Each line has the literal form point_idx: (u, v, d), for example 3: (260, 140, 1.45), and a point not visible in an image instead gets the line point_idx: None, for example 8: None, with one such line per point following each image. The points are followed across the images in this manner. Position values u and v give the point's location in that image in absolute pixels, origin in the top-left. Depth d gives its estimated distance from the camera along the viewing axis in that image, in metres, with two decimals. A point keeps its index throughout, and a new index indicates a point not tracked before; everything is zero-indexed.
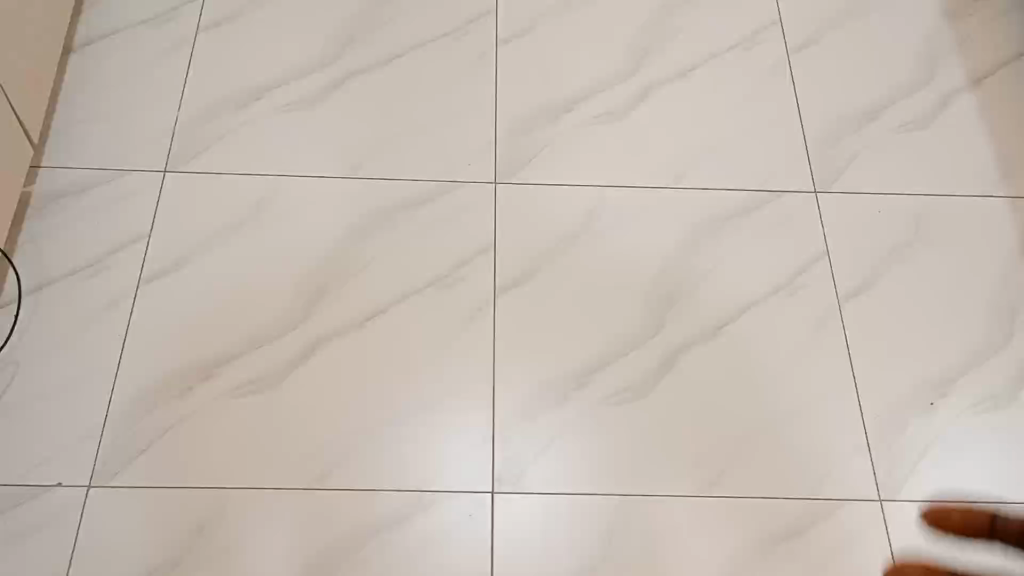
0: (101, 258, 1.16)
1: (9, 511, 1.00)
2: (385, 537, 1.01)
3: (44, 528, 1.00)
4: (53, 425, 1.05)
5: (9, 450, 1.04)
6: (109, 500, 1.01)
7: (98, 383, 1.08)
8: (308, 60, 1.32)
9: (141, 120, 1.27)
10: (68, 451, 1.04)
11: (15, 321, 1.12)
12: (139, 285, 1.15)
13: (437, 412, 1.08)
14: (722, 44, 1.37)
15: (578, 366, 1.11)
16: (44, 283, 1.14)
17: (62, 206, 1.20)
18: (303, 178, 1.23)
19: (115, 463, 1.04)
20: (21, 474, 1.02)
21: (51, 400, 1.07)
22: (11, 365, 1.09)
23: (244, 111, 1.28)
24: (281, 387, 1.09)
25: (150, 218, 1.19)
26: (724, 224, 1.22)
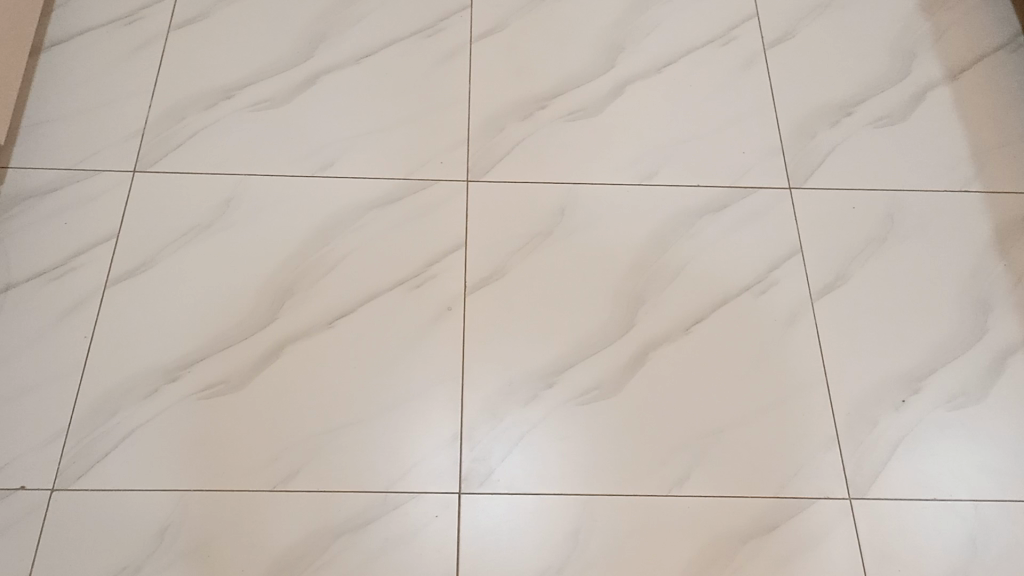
0: (67, 259, 1.16)
1: None
2: (350, 539, 1.00)
3: (7, 531, 0.99)
4: (17, 429, 1.05)
5: None
6: (73, 504, 1.01)
7: (63, 385, 1.07)
8: (280, 58, 1.32)
9: (109, 120, 1.26)
10: (31, 454, 1.03)
11: None
12: (107, 286, 1.14)
13: (404, 412, 1.07)
14: (697, 39, 1.36)
15: (548, 364, 1.10)
16: (10, 285, 1.13)
17: (29, 207, 1.19)
18: (273, 177, 1.22)
19: (79, 467, 1.03)
20: None
21: (15, 403, 1.06)
22: None
23: (215, 111, 1.27)
24: (249, 387, 1.08)
25: (117, 218, 1.19)
26: (697, 221, 1.21)
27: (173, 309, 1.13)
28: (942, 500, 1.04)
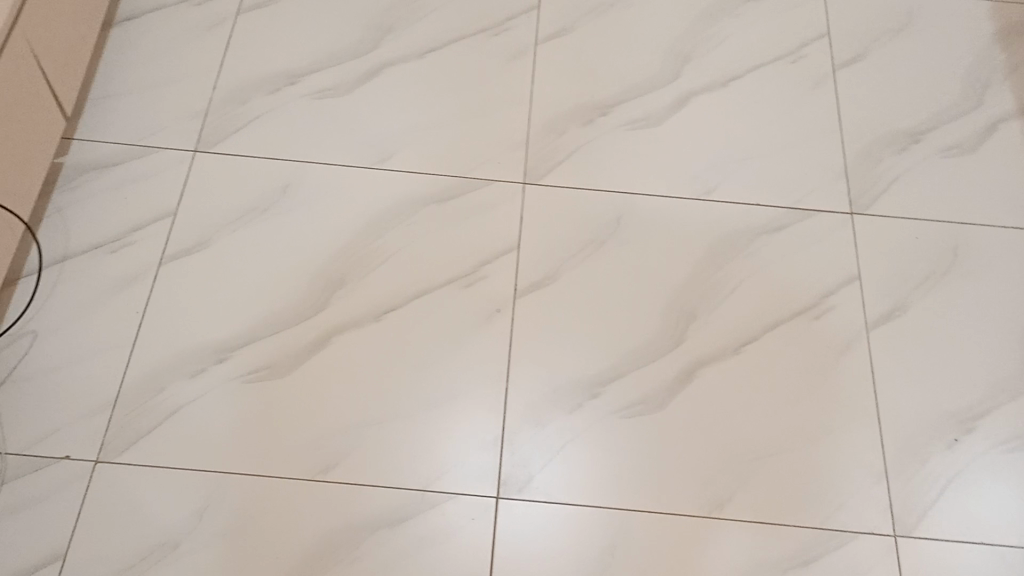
0: (125, 233, 1.17)
1: (17, 481, 1.01)
2: (385, 535, 1.00)
3: (49, 499, 1.00)
4: (65, 398, 1.06)
5: (22, 419, 1.04)
6: (115, 477, 1.02)
7: (113, 358, 1.08)
8: (345, 47, 1.32)
9: (174, 98, 1.27)
10: (77, 424, 1.04)
11: (38, 289, 1.12)
12: (161, 263, 1.15)
13: (446, 411, 1.07)
14: (765, 55, 1.34)
15: (594, 374, 1.09)
16: (68, 255, 1.15)
17: (90, 179, 1.20)
18: (331, 166, 1.23)
19: (123, 440, 1.04)
20: (31, 444, 1.03)
21: (64, 372, 1.07)
22: (29, 334, 1.09)
23: (277, 95, 1.28)
24: (294, 375, 1.08)
25: (176, 196, 1.20)
26: (754, 240, 1.19)
27: (225, 291, 1.13)
28: (989, 545, 1.01)
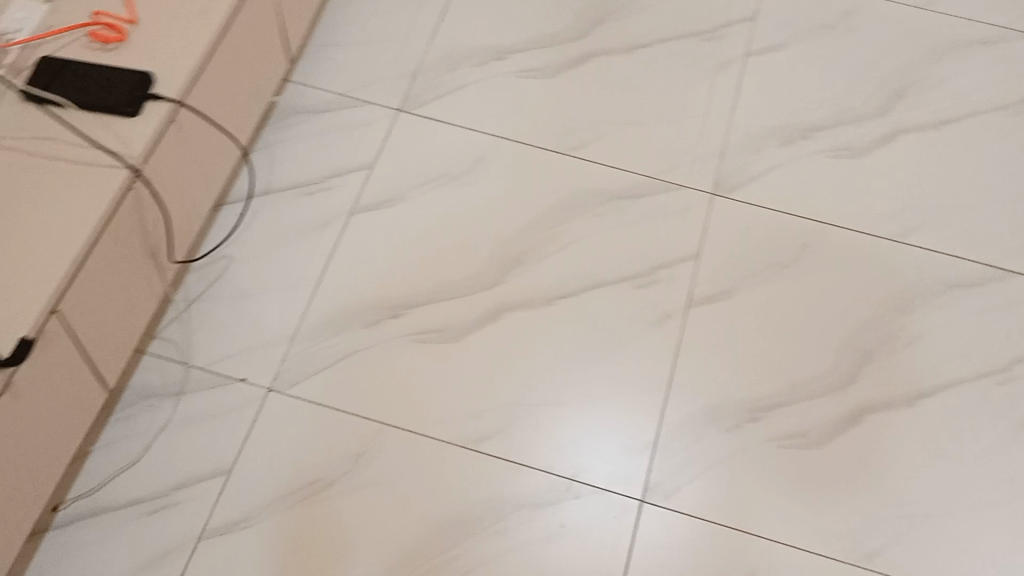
0: (324, 178, 1.22)
1: (198, 394, 1.08)
2: (525, 515, 1.01)
3: (222, 416, 1.06)
4: (250, 324, 1.12)
5: (209, 337, 1.11)
6: (284, 408, 1.07)
7: (298, 295, 1.14)
8: (556, 30, 1.33)
9: (387, 56, 1.32)
10: (258, 351, 1.10)
11: (239, 218, 1.19)
12: (352, 213, 1.20)
13: (603, 406, 1.07)
14: (986, 102, 1.28)
15: (757, 399, 1.08)
16: (269, 190, 1.21)
17: (300, 121, 1.26)
18: (526, 145, 1.24)
19: (295, 374, 1.09)
20: (214, 362, 1.10)
21: (253, 300, 1.14)
22: (225, 259, 1.16)
23: (484, 67, 1.30)
24: (462, 342, 1.11)
25: (375, 150, 1.24)
26: (945, 292, 1.14)
27: (406, 249, 1.17)
28: None
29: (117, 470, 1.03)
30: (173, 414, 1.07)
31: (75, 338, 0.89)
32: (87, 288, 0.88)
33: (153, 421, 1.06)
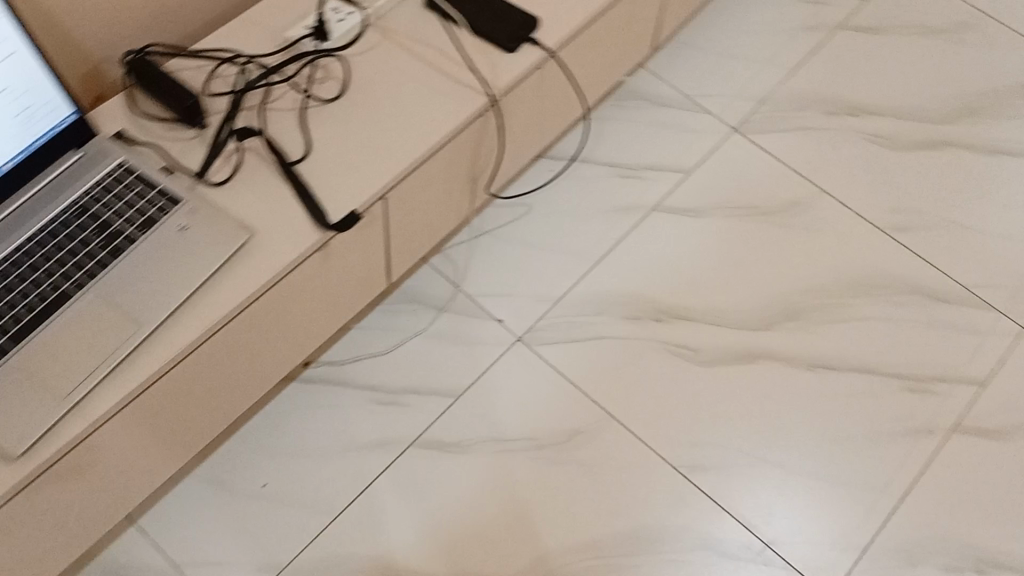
0: (642, 168, 1.34)
1: (458, 317, 1.21)
2: (709, 557, 1.05)
3: (470, 345, 1.19)
4: (526, 272, 1.25)
5: (491, 269, 1.25)
6: (524, 361, 1.18)
7: (577, 264, 1.26)
8: (911, 108, 1.41)
9: (743, 80, 1.43)
10: (524, 301, 1.23)
11: (552, 177, 1.32)
12: (655, 208, 1.30)
13: (821, 492, 1.10)
14: None
15: (978, 552, 1.06)
16: (585, 158, 1.34)
17: (638, 106, 1.39)
18: (841, 205, 1.32)
19: (547, 335, 1.20)
20: (484, 293, 1.23)
21: (538, 252, 1.26)
22: (525, 207, 1.30)
23: (832, 117, 1.40)
24: (712, 371, 1.18)
25: (696, 158, 1.35)
26: None
27: (683, 272, 1.25)
28: None
29: (370, 352, 1.18)
30: (428, 325, 1.20)
31: (388, 230, 0.97)
32: (415, 189, 0.96)
33: (413, 324, 1.20)
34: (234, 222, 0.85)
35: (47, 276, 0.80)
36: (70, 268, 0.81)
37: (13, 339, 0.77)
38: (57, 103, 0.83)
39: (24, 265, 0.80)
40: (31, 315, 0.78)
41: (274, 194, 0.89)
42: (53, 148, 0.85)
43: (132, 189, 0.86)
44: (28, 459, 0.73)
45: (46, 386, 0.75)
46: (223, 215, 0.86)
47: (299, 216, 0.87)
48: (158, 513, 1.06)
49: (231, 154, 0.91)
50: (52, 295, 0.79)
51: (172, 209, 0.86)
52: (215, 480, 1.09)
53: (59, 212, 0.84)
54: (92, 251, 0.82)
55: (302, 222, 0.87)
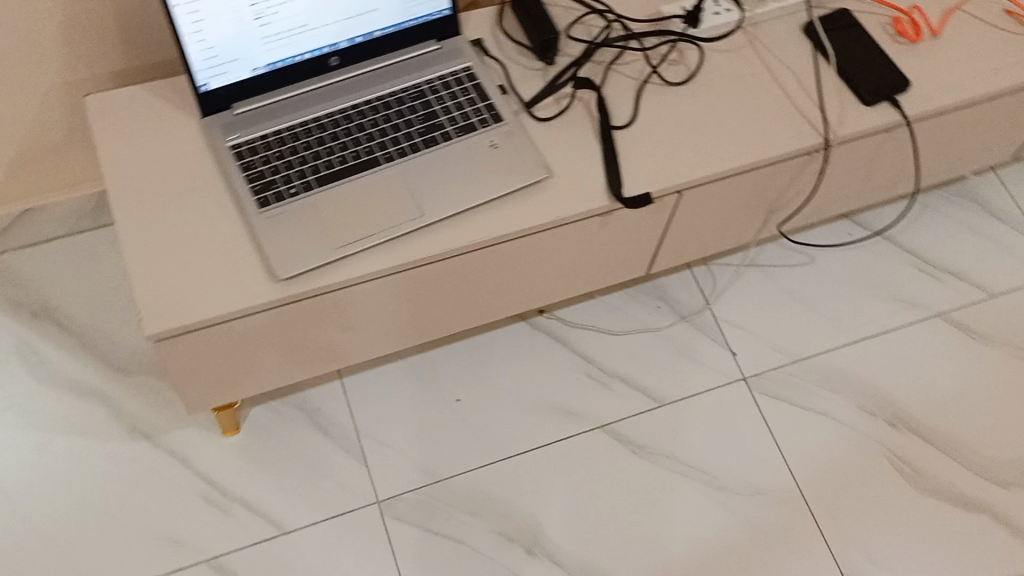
0: (944, 270, 1.26)
1: (696, 333, 1.20)
2: None
3: (696, 364, 1.18)
4: (781, 320, 1.21)
5: (747, 302, 1.23)
6: (741, 401, 1.15)
7: (834, 334, 1.20)
8: None
9: None
10: (765, 346, 1.19)
11: (846, 242, 1.27)
12: (939, 315, 1.22)
13: None
14: None
15: None
16: (890, 236, 1.28)
17: (966, 206, 1.32)
18: None
19: (774, 388, 1.16)
20: (731, 322, 1.21)
21: (800, 307, 1.23)
22: (807, 258, 1.26)
23: None
24: (925, 500, 1.10)
25: (1007, 283, 1.25)
26: None
27: (939, 391, 1.17)
28: None
29: (602, 328, 1.20)
30: (665, 326, 1.20)
31: (671, 224, 0.97)
32: (714, 197, 0.95)
33: (653, 320, 1.21)
34: (541, 158, 0.88)
35: (368, 140, 0.88)
36: (389, 141, 0.88)
37: (320, 182, 0.85)
38: None
39: (354, 122, 0.89)
40: (342, 167, 0.86)
41: (585, 148, 0.91)
42: (420, 33, 0.93)
43: (466, 94, 0.91)
44: (289, 285, 0.81)
45: (328, 232, 0.83)
46: (533, 148, 0.89)
47: (598, 178, 0.89)
48: (364, 380, 1.15)
49: (563, 97, 0.94)
50: (365, 157, 0.87)
51: (492, 125, 0.90)
52: (420, 375, 1.16)
53: (401, 89, 0.91)
54: (412, 133, 0.89)
55: (598, 184, 0.89)
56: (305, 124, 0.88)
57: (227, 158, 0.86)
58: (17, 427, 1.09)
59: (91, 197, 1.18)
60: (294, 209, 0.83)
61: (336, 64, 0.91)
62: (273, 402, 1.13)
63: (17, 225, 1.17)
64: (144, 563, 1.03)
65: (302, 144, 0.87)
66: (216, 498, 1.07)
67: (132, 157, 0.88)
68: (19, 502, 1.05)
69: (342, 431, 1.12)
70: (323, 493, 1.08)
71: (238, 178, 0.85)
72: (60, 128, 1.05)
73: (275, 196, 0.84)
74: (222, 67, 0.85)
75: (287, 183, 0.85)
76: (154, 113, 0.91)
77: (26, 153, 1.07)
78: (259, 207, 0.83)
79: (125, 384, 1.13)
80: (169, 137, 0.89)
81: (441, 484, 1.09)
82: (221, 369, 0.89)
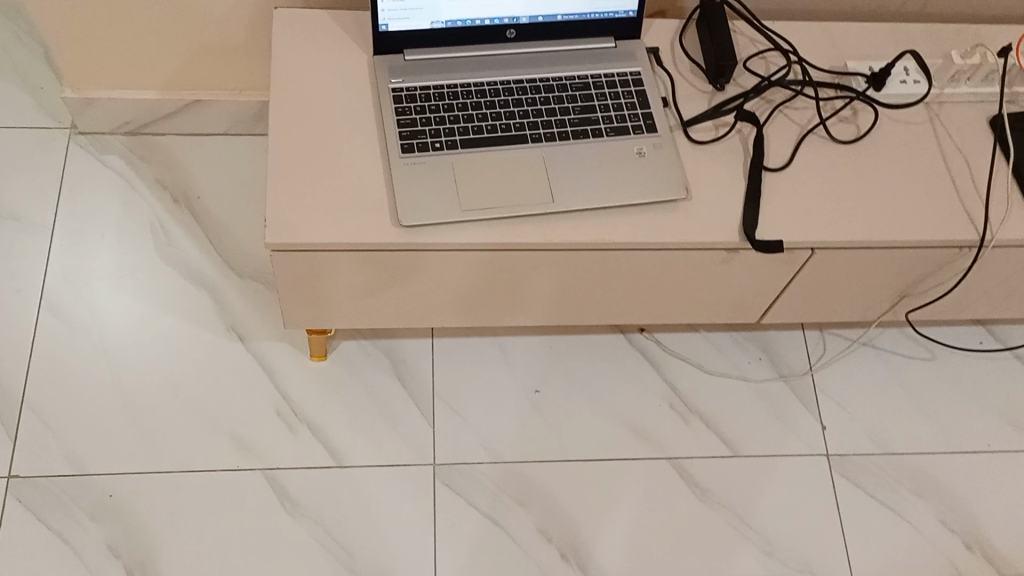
0: None
1: (792, 396, 1.17)
2: None
3: (782, 425, 1.14)
4: (882, 408, 1.17)
5: (852, 379, 1.18)
6: (816, 476, 1.12)
7: (933, 437, 1.15)
8: None
9: None
10: (858, 428, 1.15)
11: (973, 349, 1.21)
12: None
13: None
14: None
15: None
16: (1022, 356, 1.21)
17: None
18: None
19: (853, 472, 1.12)
20: (830, 395, 1.17)
21: (906, 399, 1.18)
22: (927, 353, 1.21)
23: None
24: None
25: None
26: None
27: None
28: None
29: (698, 363, 1.18)
30: (761, 379, 1.17)
31: (795, 280, 0.95)
32: (847, 264, 0.92)
33: (751, 370, 1.18)
34: (683, 178, 0.87)
35: (521, 117, 0.89)
36: (541, 122, 0.89)
37: (465, 144, 0.87)
38: None
39: (513, 95, 0.90)
40: (489, 136, 0.87)
41: (729, 181, 0.89)
42: (601, 27, 0.93)
43: (628, 97, 0.91)
44: (408, 234, 0.83)
45: (459, 194, 0.84)
46: (679, 166, 0.88)
47: (734, 213, 0.87)
48: (454, 345, 1.17)
49: (723, 125, 0.93)
50: (514, 132, 0.88)
51: (646, 133, 0.89)
52: (508, 356, 1.17)
53: (567, 76, 0.92)
54: (565, 121, 0.89)
55: (732, 220, 0.87)
56: (467, 86, 0.90)
57: (386, 99, 0.89)
58: (132, 295, 1.16)
59: (255, 104, 1.23)
60: (434, 163, 0.85)
61: (512, 37, 0.92)
62: (365, 341, 1.16)
63: (184, 111, 1.23)
64: (206, 453, 1.08)
65: (459, 104, 0.89)
66: (287, 414, 1.11)
67: (299, 74, 0.91)
68: (114, 364, 1.11)
69: (420, 387, 1.14)
70: (385, 440, 1.10)
71: (390, 119, 0.87)
72: (245, 31, 1.10)
73: (419, 146, 0.86)
74: (404, 12, 0.88)
75: (434, 137, 0.87)
76: (331, 39, 0.95)
77: (209, 48, 1.13)
78: (402, 152, 0.86)
79: (237, 285, 1.18)
80: (339, 65, 0.93)
81: (498, 465, 1.10)
82: (325, 295, 0.92)
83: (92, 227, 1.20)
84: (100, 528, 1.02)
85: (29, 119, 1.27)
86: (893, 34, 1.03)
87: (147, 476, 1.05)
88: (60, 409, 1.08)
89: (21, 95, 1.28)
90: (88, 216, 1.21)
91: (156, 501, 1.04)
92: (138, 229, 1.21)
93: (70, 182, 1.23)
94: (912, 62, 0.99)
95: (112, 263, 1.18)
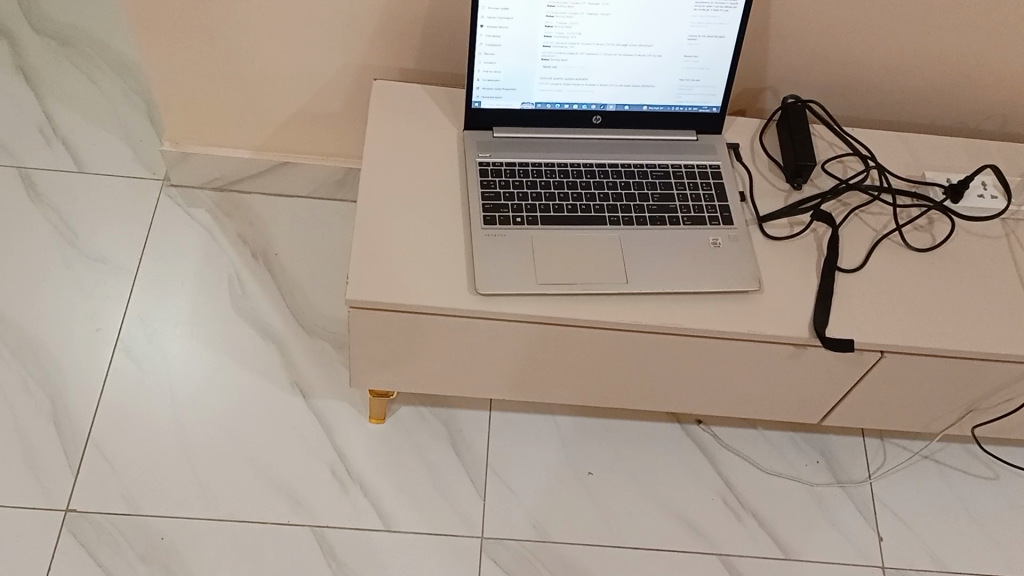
0: None
1: (850, 503, 1.14)
2: None
3: (838, 533, 1.12)
4: (943, 524, 1.14)
5: (912, 491, 1.16)
6: None
7: (996, 559, 1.12)
8: None
9: None
10: (915, 543, 1.12)
11: None
12: None
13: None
14: None
15: None
16: None
17: None
18: None
19: None
20: (889, 507, 1.15)
21: (968, 517, 1.15)
22: (992, 473, 1.18)
23: None
24: None
25: None
26: None
27: None
28: None
29: (755, 461, 1.17)
30: (818, 483, 1.16)
31: (861, 381, 0.94)
32: (915, 370, 0.91)
33: (809, 473, 1.16)
34: (756, 271, 0.89)
35: (601, 200, 0.92)
36: (620, 206, 0.91)
37: (545, 221, 0.89)
38: (715, 93, 0.94)
39: (595, 178, 0.93)
40: (569, 215, 0.90)
41: (801, 277, 0.90)
42: (683, 120, 0.96)
43: (707, 189, 0.93)
44: (483, 301, 0.85)
45: (535, 267, 0.86)
46: (752, 260, 0.89)
47: (804, 310, 0.88)
48: (511, 420, 1.18)
49: (798, 223, 0.95)
50: (593, 213, 0.91)
51: (721, 225, 0.91)
52: (563, 436, 1.17)
53: (648, 164, 0.95)
54: (644, 207, 0.92)
55: (803, 316, 0.88)
56: (551, 165, 0.93)
57: (472, 171, 0.92)
58: (205, 343, 1.20)
59: (340, 170, 1.28)
60: (514, 237, 0.88)
61: (598, 122, 0.96)
62: (423, 408, 1.18)
63: (272, 173, 1.29)
64: (258, 503, 1.09)
65: (542, 183, 0.92)
66: (341, 474, 1.12)
67: (391, 143, 0.95)
68: (180, 408, 1.14)
69: (473, 459, 1.14)
70: (435, 508, 1.10)
71: (474, 192, 0.91)
72: (340, 101, 1.16)
73: (501, 218, 0.89)
74: (498, 92, 0.92)
75: (515, 212, 0.90)
76: (423, 112, 0.99)
77: (304, 114, 1.18)
78: (484, 224, 0.89)
79: (305, 342, 1.21)
80: (429, 137, 0.97)
81: (545, 544, 1.09)
82: (393, 354, 0.93)
83: (174, 274, 1.25)
84: (149, 568, 1.03)
85: (125, 169, 1.33)
86: (972, 148, 1.05)
87: (200, 522, 1.07)
88: (124, 447, 1.10)
89: (121, 146, 1.35)
90: (170, 264, 1.26)
91: (205, 545, 1.05)
92: (216, 280, 1.25)
93: (157, 231, 1.28)
94: (990, 177, 1.00)
95: (189, 311, 1.22)
